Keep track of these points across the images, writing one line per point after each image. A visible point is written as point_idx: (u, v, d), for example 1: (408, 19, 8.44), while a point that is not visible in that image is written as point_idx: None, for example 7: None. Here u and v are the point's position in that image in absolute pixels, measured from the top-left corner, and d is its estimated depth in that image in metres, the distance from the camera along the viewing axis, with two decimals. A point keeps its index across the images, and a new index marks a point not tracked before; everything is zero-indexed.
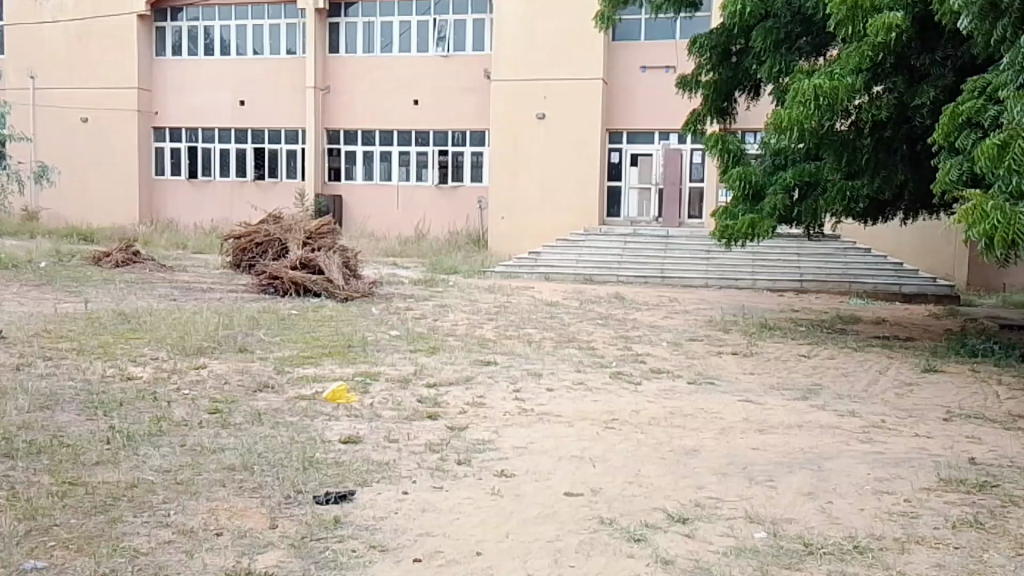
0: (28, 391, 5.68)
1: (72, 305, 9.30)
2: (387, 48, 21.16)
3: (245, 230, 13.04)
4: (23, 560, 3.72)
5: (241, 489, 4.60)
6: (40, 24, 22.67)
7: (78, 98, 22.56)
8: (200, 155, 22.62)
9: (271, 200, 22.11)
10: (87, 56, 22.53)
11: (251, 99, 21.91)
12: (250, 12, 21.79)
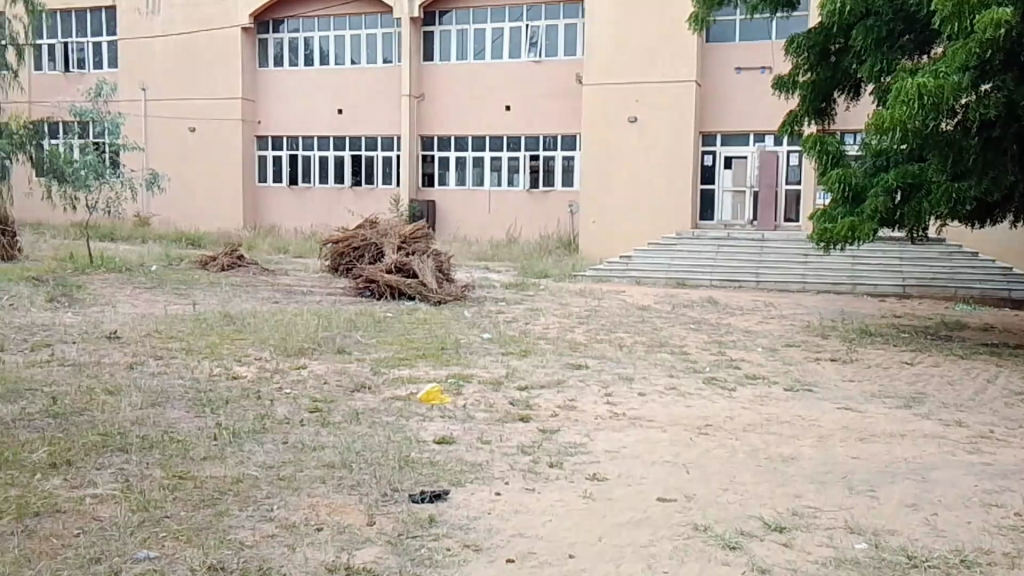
0: (140, 389, 5.97)
1: (181, 307, 9.74)
2: (480, 55, 21.62)
3: (343, 235, 13.50)
4: (137, 550, 3.91)
5: (340, 486, 4.73)
6: (150, 39, 23.81)
7: (185, 109, 23.67)
8: (301, 162, 23.59)
9: (368, 205, 22.89)
10: (192, 68, 23.57)
11: (350, 108, 22.70)
12: (348, 22, 22.58)
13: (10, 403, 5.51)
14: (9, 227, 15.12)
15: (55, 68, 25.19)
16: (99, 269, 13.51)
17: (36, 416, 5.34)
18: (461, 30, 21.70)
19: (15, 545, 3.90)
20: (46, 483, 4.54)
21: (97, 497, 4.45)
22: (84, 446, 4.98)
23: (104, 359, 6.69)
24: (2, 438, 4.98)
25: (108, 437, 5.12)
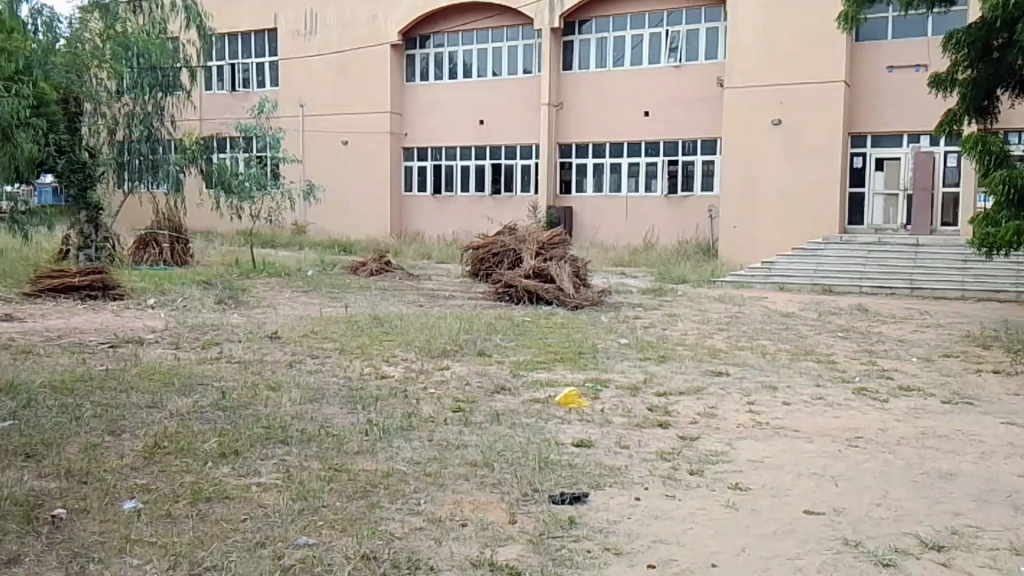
0: (298, 385, 6.38)
1: (334, 309, 10.32)
2: (619, 62, 22.47)
3: (484, 241, 14.17)
4: (297, 536, 4.20)
5: (483, 484, 4.88)
6: (308, 58, 25.95)
7: (340, 123, 25.72)
8: (445, 171, 25.22)
9: (507, 213, 24.20)
10: (347, 84, 25.60)
11: (491, 119, 24.14)
12: (491, 36, 24.12)
13: (186, 396, 6.03)
14: (182, 234, 16.62)
15: (223, 87, 27.50)
16: (260, 274, 14.53)
17: (208, 408, 5.81)
18: (601, 39, 22.65)
19: (191, 527, 4.27)
20: (216, 471, 4.93)
21: (261, 485, 4.79)
22: (249, 437, 5.36)
23: (265, 357, 7.18)
24: (179, 427, 5.45)
25: (271, 430, 5.49)
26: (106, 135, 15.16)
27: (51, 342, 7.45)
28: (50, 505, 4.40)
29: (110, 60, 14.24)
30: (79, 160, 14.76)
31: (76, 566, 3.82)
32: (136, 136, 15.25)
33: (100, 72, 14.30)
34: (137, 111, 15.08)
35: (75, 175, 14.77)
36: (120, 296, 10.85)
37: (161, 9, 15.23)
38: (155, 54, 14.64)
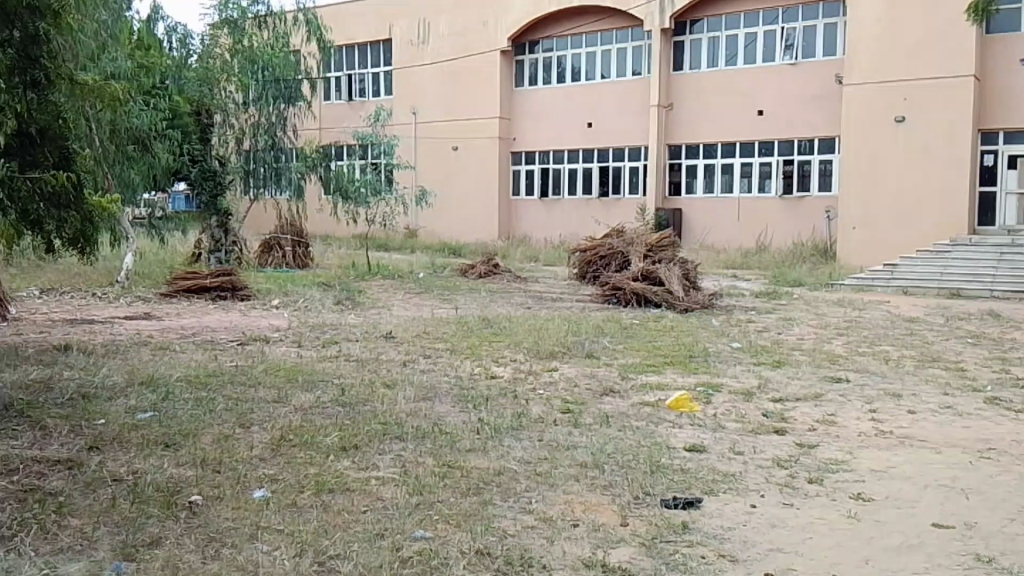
0: (412, 383, 6.60)
1: (444, 310, 10.59)
2: (731, 62, 22.38)
3: (590, 245, 14.39)
4: (414, 529, 4.35)
5: (594, 485, 4.91)
6: (421, 66, 27.47)
7: (451, 129, 27.05)
8: (552, 174, 25.81)
9: (614, 216, 24.38)
10: (459, 91, 26.89)
11: (598, 121, 24.51)
12: (600, 39, 24.53)
13: (309, 391, 6.33)
14: (303, 239, 17.40)
15: (339, 98, 29.10)
16: (376, 276, 15.08)
17: (329, 404, 6.08)
18: (712, 37, 22.61)
19: (314, 517, 4.48)
20: (337, 464, 5.15)
21: (380, 479, 4.98)
22: (367, 432, 5.58)
23: (380, 356, 7.45)
24: (303, 422, 5.72)
25: (387, 426, 5.70)
26: (234, 144, 15.89)
27: (187, 340, 7.95)
28: (187, 491, 4.71)
29: (238, 73, 15.10)
30: (211, 169, 15.80)
31: (212, 550, 4.08)
32: (261, 146, 15.96)
33: (228, 85, 15.14)
34: (262, 122, 15.76)
35: (207, 183, 15.80)
36: (246, 297, 11.46)
37: (283, 23, 15.75)
38: (279, 66, 15.34)
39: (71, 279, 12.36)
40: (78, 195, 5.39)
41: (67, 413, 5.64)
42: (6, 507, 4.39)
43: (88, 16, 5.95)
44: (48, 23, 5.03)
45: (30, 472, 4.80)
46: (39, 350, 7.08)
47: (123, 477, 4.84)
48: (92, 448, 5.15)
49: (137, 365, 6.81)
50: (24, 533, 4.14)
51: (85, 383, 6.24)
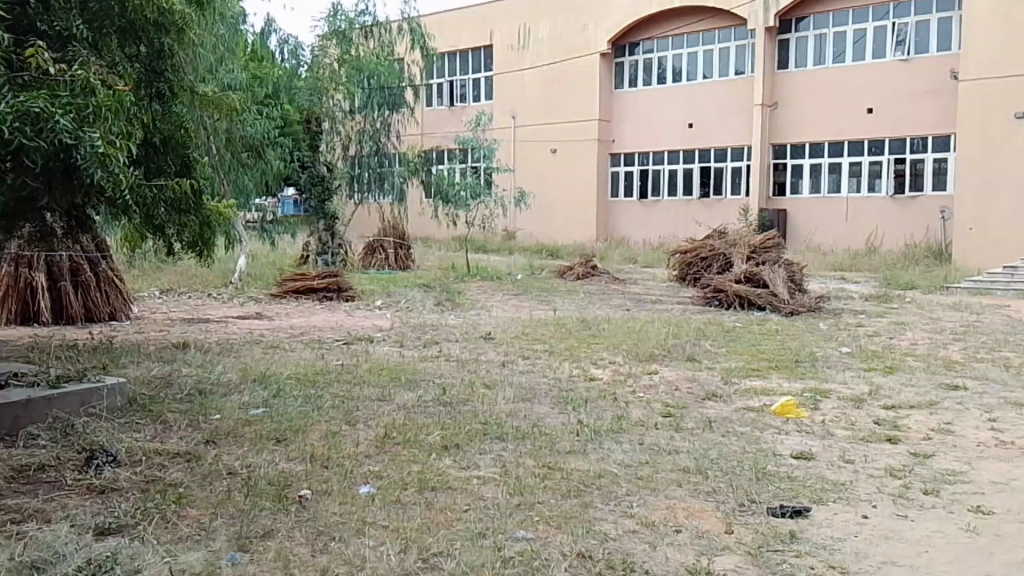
0: (512, 384, 6.66)
1: (542, 311, 10.68)
2: (839, 58, 21.76)
3: (692, 246, 14.27)
4: (515, 529, 4.38)
5: (696, 491, 4.83)
6: (520, 71, 27.96)
7: (549, 132, 27.40)
8: (651, 176, 25.66)
9: (715, 216, 23.98)
10: (557, 95, 27.26)
11: (700, 121, 24.21)
12: (701, 39, 24.21)
13: (411, 390, 6.47)
14: (405, 241, 17.81)
15: (441, 103, 30.00)
16: (476, 278, 15.34)
17: (432, 403, 6.19)
18: (820, 34, 22.06)
19: (418, 514, 4.56)
20: (440, 462, 5.24)
21: (481, 478, 5.03)
22: (469, 432, 5.65)
23: (480, 356, 7.55)
24: (407, 420, 5.85)
25: (488, 426, 5.76)
26: (341, 151, 16.45)
27: (296, 338, 8.25)
28: (297, 486, 4.88)
29: (345, 82, 15.61)
30: (318, 175, 16.01)
31: (321, 543, 4.21)
32: (366, 151, 16.60)
33: (336, 94, 15.73)
34: (367, 128, 16.41)
35: (315, 188, 16.05)
36: (351, 297, 11.82)
37: (389, 32, 16.29)
38: (383, 75, 15.86)
39: (190, 279, 13.05)
40: (196, 201, 5.70)
41: (186, 408, 5.93)
42: (131, 497, 4.64)
43: (207, 31, 6.26)
44: (171, 39, 5.46)
45: (152, 463, 5.07)
46: (161, 347, 7.49)
47: (236, 470, 5.04)
48: (207, 442, 5.39)
49: (249, 362, 7.11)
50: (146, 522, 4.36)
51: (202, 379, 6.55)
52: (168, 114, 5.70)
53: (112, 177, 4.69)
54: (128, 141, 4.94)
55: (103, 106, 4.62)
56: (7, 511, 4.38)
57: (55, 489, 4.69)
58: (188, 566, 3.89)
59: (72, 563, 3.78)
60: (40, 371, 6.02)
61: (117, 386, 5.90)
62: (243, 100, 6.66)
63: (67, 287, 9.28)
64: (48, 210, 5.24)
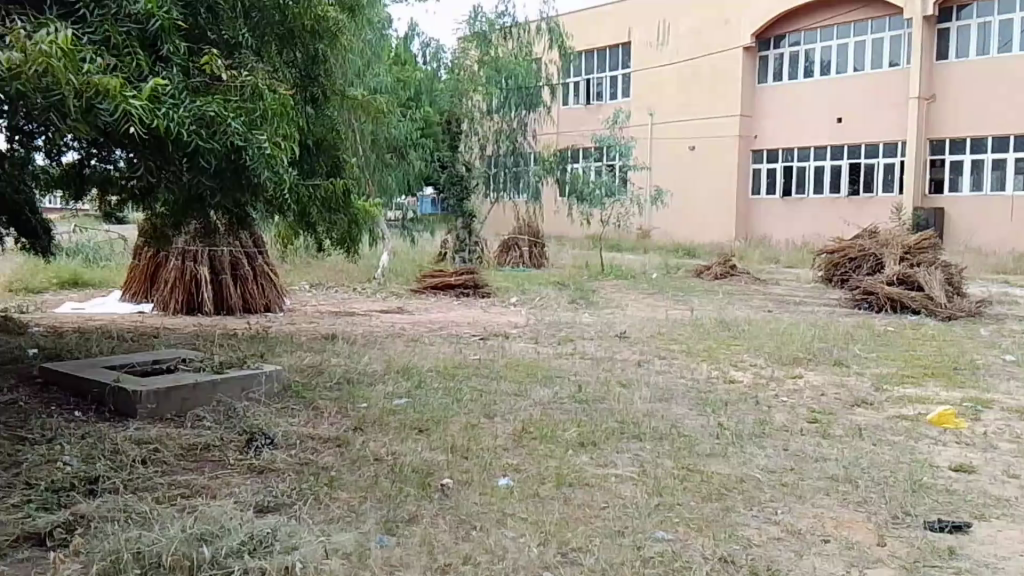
0: (649, 383, 6.62)
1: (680, 311, 10.56)
2: (1006, 48, 20.48)
3: (839, 246, 13.79)
4: (654, 529, 4.32)
5: (846, 501, 4.62)
6: (660, 68, 27.77)
7: (688, 130, 27.04)
8: (796, 173, 24.76)
9: (866, 215, 23.06)
10: (698, 91, 26.84)
11: (850, 116, 23.21)
12: (852, 30, 23.25)
13: (548, 387, 6.54)
14: (539, 240, 18.11)
15: (578, 102, 30.25)
16: (610, 276, 15.38)
17: (566, 400, 6.24)
18: (984, 23, 20.82)
19: (557, 509, 4.58)
20: (578, 458, 5.25)
21: (619, 476, 5.00)
22: (606, 430, 5.65)
23: (616, 356, 7.55)
24: (543, 416, 5.91)
25: (625, 425, 5.74)
26: (479, 150, 16.85)
27: (435, 333, 8.49)
28: (439, 474, 5.02)
29: (485, 83, 16.12)
30: (458, 174, 16.69)
31: (463, 532, 4.32)
32: (503, 151, 16.83)
33: (476, 96, 16.26)
34: (504, 128, 16.66)
35: (454, 188, 16.80)
36: (487, 294, 12.07)
37: (528, 33, 16.48)
38: (521, 75, 16.11)
39: (337, 274, 13.69)
40: (346, 200, 5.99)
41: (336, 396, 6.22)
42: (287, 477, 4.90)
43: (357, 38, 6.57)
44: (325, 44, 5.73)
45: (306, 447, 5.34)
46: (311, 337, 7.87)
47: (383, 457, 5.24)
48: (356, 429, 5.62)
49: (392, 355, 7.36)
50: (302, 502, 4.60)
51: (350, 369, 6.84)
52: (321, 118, 6.01)
53: (276, 177, 5.01)
54: (292, 144, 5.23)
55: (270, 110, 4.90)
56: (178, 486, 4.73)
57: (220, 467, 5.02)
58: (340, 546, 4.08)
59: (238, 537, 4.00)
60: (206, 357, 6.47)
61: (274, 372, 6.25)
62: (387, 104, 6.97)
63: (228, 280, 9.90)
64: (213, 208, 5.58)
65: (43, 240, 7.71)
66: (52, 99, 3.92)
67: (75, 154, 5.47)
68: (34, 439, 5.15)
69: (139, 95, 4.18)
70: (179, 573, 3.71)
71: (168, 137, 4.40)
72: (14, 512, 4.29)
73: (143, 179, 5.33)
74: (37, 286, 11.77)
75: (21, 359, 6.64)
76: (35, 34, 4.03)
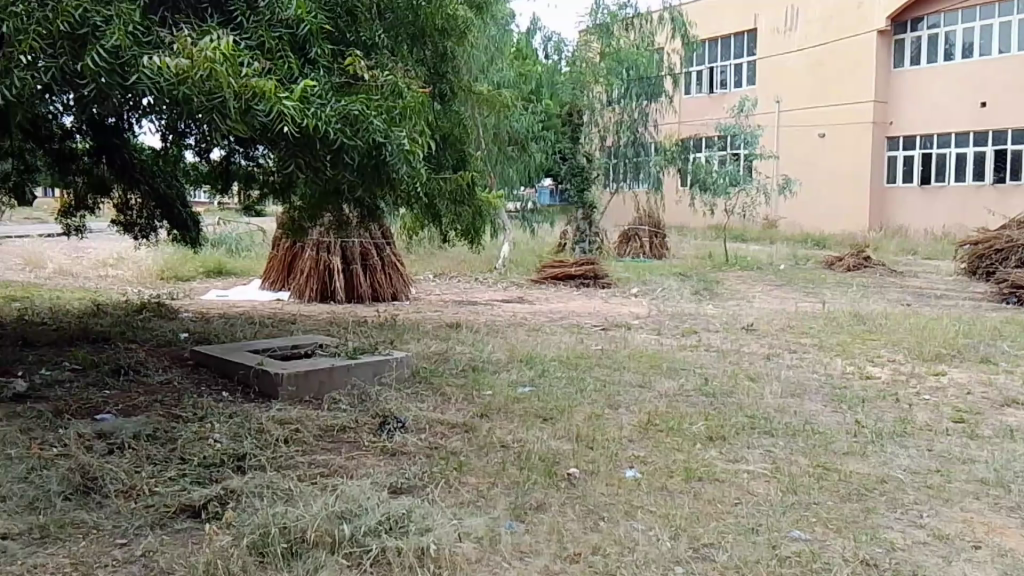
0: (780, 378, 6.51)
1: (810, 304, 10.26)
2: None
3: (984, 238, 13.32)
4: (790, 528, 4.22)
5: (997, 506, 4.40)
6: (788, 53, 26.74)
7: (817, 117, 25.88)
8: (935, 160, 23.45)
9: (1012, 205, 21.66)
10: (827, 76, 25.68)
11: (995, 100, 21.77)
12: (997, 11, 21.74)
13: (673, 378, 6.53)
14: (660, 230, 17.85)
15: (700, 91, 29.64)
16: (735, 267, 15.11)
17: (694, 393, 6.21)
18: None
19: (686, 503, 4.55)
20: (706, 452, 5.21)
21: (751, 473, 4.93)
22: (736, 425, 5.59)
23: (742, 348, 7.45)
24: (669, 408, 5.90)
25: (756, 420, 5.66)
26: (599, 141, 17.06)
27: (556, 323, 8.58)
28: (566, 463, 5.09)
29: (606, 74, 16.18)
30: (579, 165, 16.92)
31: (592, 522, 4.36)
32: (623, 142, 17.01)
33: (598, 88, 16.31)
34: (625, 119, 16.84)
35: (575, 178, 16.91)
36: (607, 284, 12.07)
37: (650, 23, 16.60)
38: (643, 65, 16.21)
39: (459, 264, 14.01)
40: (471, 192, 6.14)
41: (462, 382, 6.41)
42: (419, 461, 5.08)
43: (482, 33, 6.76)
44: (452, 42, 5.91)
45: (435, 431, 5.52)
46: (436, 325, 8.09)
47: (509, 444, 5.36)
48: (482, 416, 5.76)
49: (514, 344, 7.50)
50: (433, 484, 4.76)
51: (475, 357, 7.02)
52: (448, 112, 6.19)
53: (413, 172, 5.20)
54: (427, 139, 5.42)
55: (409, 108, 5.10)
56: (317, 465, 4.98)
57: (355, 448, 5.25)
58: (472, 530, 4.19)
59: (375, 517, 4.18)
60: (340, 343, 6.78)
61: (403, 358, 6.50)
62: (509, 97, 7.18)
63: (358, 269, 10.32)
64: (346, 200, 5.81)
65: (192, 232, 8.26)
66: (215, 102, 4.22)
67: (222, 152, 5.82)
68: (187, 417, 5.53)
69: (291, 96, 4.43)
70: (322, 548, 3.92)
71: (315, 136, 4.64)
72: (171, 484, 4.62)
73: (282, 174, 5.62)
74: (186, 275, 12.58)
75: (173, 342, 7.14)
76: (199, 41, 4.36)
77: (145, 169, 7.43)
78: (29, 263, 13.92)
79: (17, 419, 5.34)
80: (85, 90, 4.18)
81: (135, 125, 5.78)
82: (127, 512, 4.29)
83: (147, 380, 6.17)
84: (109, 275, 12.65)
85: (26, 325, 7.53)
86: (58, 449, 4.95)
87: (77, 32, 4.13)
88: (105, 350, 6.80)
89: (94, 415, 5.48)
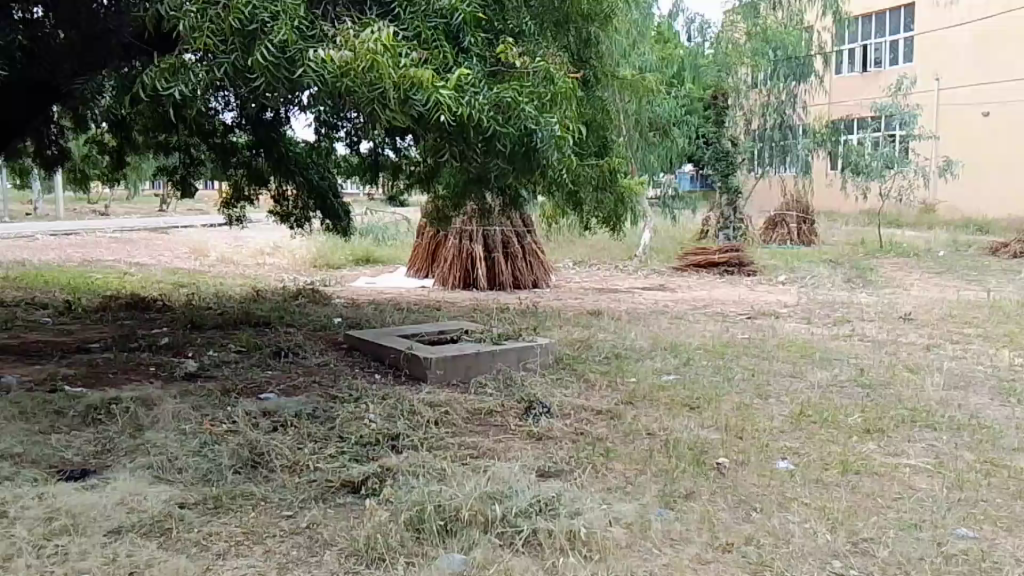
0: (941, 370, 6.23)
1: (972, 293, 9.69)
2: None
3: None
4: (955, 526, 4.04)
5: None
6: (947, 28, 24.53)
7: (980, 95, 23.72)
8: None
9: None
10: (992, 51, 23.34)
11: None
12: None
13: (827, 369, 6.37)
14: (809, 215, 17.30)
15: (852, 70, 27.76)
16: (891, 253, 14.52)
17: (848, 383, 6.05)
18: None
19: (843, 496, 4.43)
20: (863, 446, 5.06)
21: (913, 467, 4.74)
22: (896, 417, 5.40)
23: (900, 339, 7.15)
24: (823, 399, 5.76)
25: (917, 413, 5.44)
26: (744, 126, 16.93)
27: (698, 311, 8.49)
28: (714, 453, 5.05)
29: (752, 55, 15.87)
30: (723, 150, 16.25)
31: (743, 512, 4.30)
32: (770, 124, 16.79)
33: (744, 68, 16.08)
34: (771, 101, 16.59)
35: (719, 163, 16.26)
36: (754, 272, 11.82)
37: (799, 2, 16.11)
38: (791, 44, 15.77)
39: (599, 253, 14.05)
40: (614, 178, 6.15)
41: (605, 369, 6.47)
42: (565, 445, 5.15)
43: (624, 19, 6.73)
44: (597, 26, 5.94)
45: (582, 417, 5.59)
46: (578, 313, 8.16)
47: (655, 432, 5.36)
48: (627, 403, 5.79)
49: (657, 332, 7.47)
50: (580, 469, 4.81)
51: (617, 344, 7.08)
52: (591, 99, 6.23)
53: (559, 158, 5.26)
54: (574, 126, 5.47)
55: (560, 93, 5.17)
56: (467, 447, 5.12)
57: (503, 432, 5.38)
58: (622, 516, 4.21)
59: (527, 499, 4.28)
60: (483, 329, 6.95)
61: (546, 344, 6.61)
62: (653, 79, 7.11)
63: (500, 257, 10.54)
64: (490, 189, 5.90)
65: (342, 223, 8.55)
66: (376, 92, 4.36)
67: (371, 143, 6.04)
68: (343, 397, 5.82)
69: (447, 85, 4.54)
70: (476, 526, 4.05)
71: (469, 126, 4.72)
72: (331, 461, 4.87)
73: (428, 164, 5.78)
74: (336, 262, 13.20)
75: (328, 326, 7.52)
76: (360, 34, 4.54)
77: (295, 161, 7.89)
78: (193, 252, 14.95)
79: (191, 397, 5.75)
80: (255, 84, 4.39)
81: (289, 118, 6.08)
82: (291, 487, 4.55)
83: (306, 362, 6.52)
84: (266, 263, 13.42)
85: (193, 309, 8.09)
86: (227, 426, 5.31)
87: (247, 28, 4.30)
88: (265, 333, 7.23)
89: (258, 394, 5.84)
